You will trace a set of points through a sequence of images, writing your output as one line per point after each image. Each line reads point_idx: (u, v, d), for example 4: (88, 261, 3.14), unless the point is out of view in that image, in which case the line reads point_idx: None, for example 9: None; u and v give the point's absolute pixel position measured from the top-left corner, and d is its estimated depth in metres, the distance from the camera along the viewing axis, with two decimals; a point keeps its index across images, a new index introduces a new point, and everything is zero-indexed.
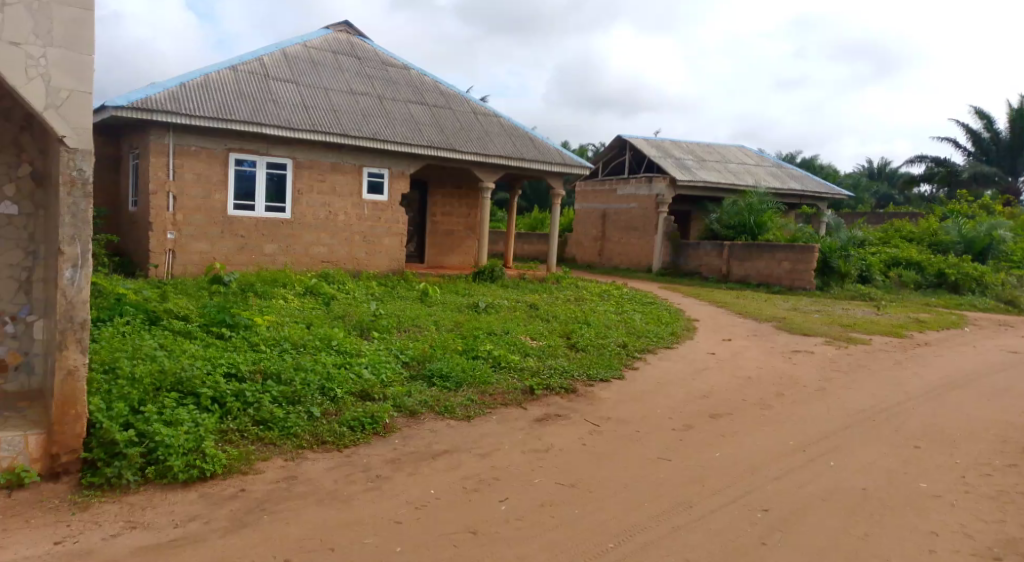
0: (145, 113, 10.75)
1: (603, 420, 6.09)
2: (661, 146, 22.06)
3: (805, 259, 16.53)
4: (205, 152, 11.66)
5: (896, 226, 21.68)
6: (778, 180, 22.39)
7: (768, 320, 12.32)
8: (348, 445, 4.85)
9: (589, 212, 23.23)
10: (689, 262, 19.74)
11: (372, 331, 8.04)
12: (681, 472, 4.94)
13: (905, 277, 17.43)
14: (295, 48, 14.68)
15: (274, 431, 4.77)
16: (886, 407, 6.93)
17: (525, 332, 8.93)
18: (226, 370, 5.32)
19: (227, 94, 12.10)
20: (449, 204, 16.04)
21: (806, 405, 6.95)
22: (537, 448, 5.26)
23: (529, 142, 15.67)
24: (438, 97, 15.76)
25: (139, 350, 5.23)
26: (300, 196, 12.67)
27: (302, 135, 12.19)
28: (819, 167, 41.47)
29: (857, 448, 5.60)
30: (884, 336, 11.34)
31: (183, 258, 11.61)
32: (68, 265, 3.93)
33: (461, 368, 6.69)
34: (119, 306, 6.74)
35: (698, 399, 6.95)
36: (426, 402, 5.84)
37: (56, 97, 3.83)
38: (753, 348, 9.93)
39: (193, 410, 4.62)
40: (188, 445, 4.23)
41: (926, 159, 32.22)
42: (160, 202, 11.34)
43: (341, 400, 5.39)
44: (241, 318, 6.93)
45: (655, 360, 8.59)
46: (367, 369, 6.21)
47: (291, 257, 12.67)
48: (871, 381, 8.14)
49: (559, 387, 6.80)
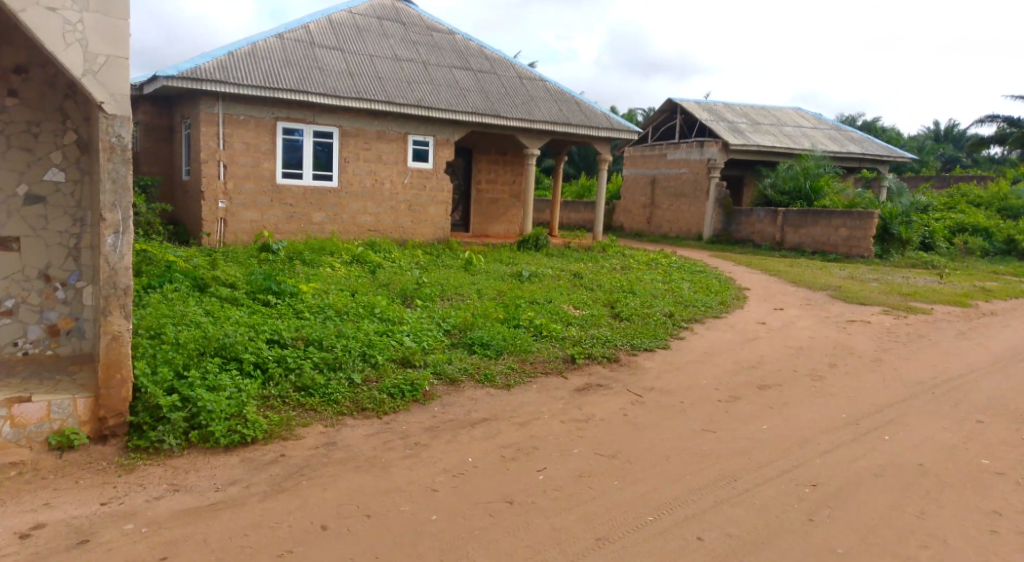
0: (194, 83, 10.89)
1: (646, 390, 5.95)
2: (713, 109, 21.35)
3: (863, 226, 15.86)
4: (253, 121, 11.77)
5: (963, 191, 20.61)
6: (836, 143, 21.44)
7: (822, 289, 11.86)
8: (388, 412, 4.85)
9: (638, 178, 22.72)
10: (741, 229, 19.15)
11: (415, 299, 8.06)
12: (726, 445, 4.79)
13: (972, 244, 16.64)
14: (341, 15, 14.62)
15: (315, 397, 4.80)
16: (947, 379, 6.60)
17: (568, 301, 8.81)
18: (270, 336, 5.38)
19: (273, 62, 12.16)
20: (494, 171, 15.88)
21: (860, 377, 6.68)
22: (578, 418, 5.18)
23: (575, 106, 15.33)
24: (483, 62, 15.53)
25: (185, 315, 5.30)
26: (346, 164, 12.72)
27: (347, 102, 12.17)
28: (881, 129, 39.59)
29: (914, 421, 5.34)
30: (947, 306, 10.81)
31: (234, 227, 11.84)
32: (110, 231, 3.98)
33: (501, 336, 6.63)
34: (168, 273, 6.87)
35: (747, 370, 6.75)
36: (466, 370, 5.81)
37: (93, 62, 3.84)
38: (806, 317, 9.61)
39: (237, 375, 4.68)
40: (230, 410, 4.29)
41: (999, 119, 30.36)
42: (211, 171, 11.53)
43: (382, 367, 5.40)
44: (286, 285, 7.03)
45: (702, 329, 8.37)
46: (408, 336, 6.21)
47: (338, 226, 12.78)
48: (932, 352, 7.75)
49: (600, 356, 6.69)
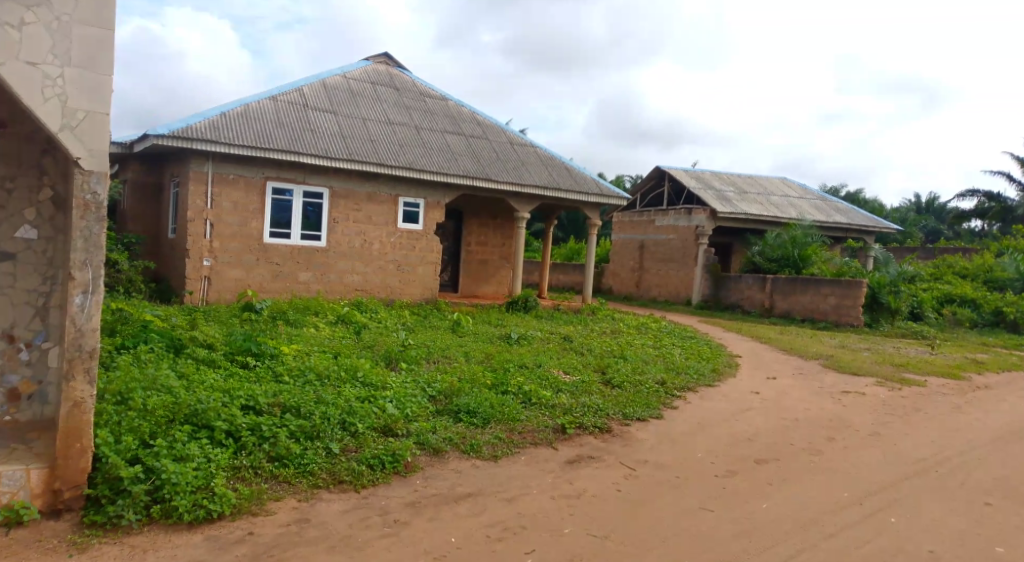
0: (186, 142, 10.87)
1: (640, 464, 5.70)
2: (700, 177, 21.69)
3: (852, 294, 15.88)
4: (242, 180, 11.73)
5: (948, 262, 20.83)
6: (822, 213, 21.73)
7: (815, 358, 11.72)
8: (366, 485, 4.56)
9: (627, 243, 22.82)
10: (729, 295, 19.13)
11: (400, 362, 7.81)
12: (724, 525, 4.53)
13: (961, 315, 16.67)
14: (335, 79, 14.86)
15: (289, 468, 4.51)
16: (949, 456, 6.39)
17: (558, 366, 8.58)
18: (246, 401, 5.11)
19: (266, 123, 12.23)
20: (484, 233, 15.87)
21: (860, 452, 6.46)
22: (569, 493, 4.91)
23: (565, 172, 15.46)
24: (475, 127, 15.73)
25: (156, 378, 5.03)
26: (335, 224, 12.64)
27: (339, 163, 12.19)
28: (864, 201, 40.34)
29: (920, 502, 5.10)
30: (941, 378, 10.67)
31: (219, 285, 11.62)
32: (79, 290, 3.79)
33: (489, 404, 6.37)
34: (144, 333, 6.62)
35: (742, 443, 6.51)
36: (451, 439, 5.54)
37: (72, 117, 3.74)
38: (799, 387, 9.42)
39: (207, 444, 4.40)
40: (197, 483, 4.00)
41: (979, 194, 31.03)
42: (197, 229, 11.39)
43: (362, 436, 5.11)
44: (267, 347, 6.80)
45: (695, 398, 8.14)
46: (391, 403, 5.94)
47: (325, 285, 12.60)
48: (931, 427, 7.55)
49: (592, 426, 6.44)
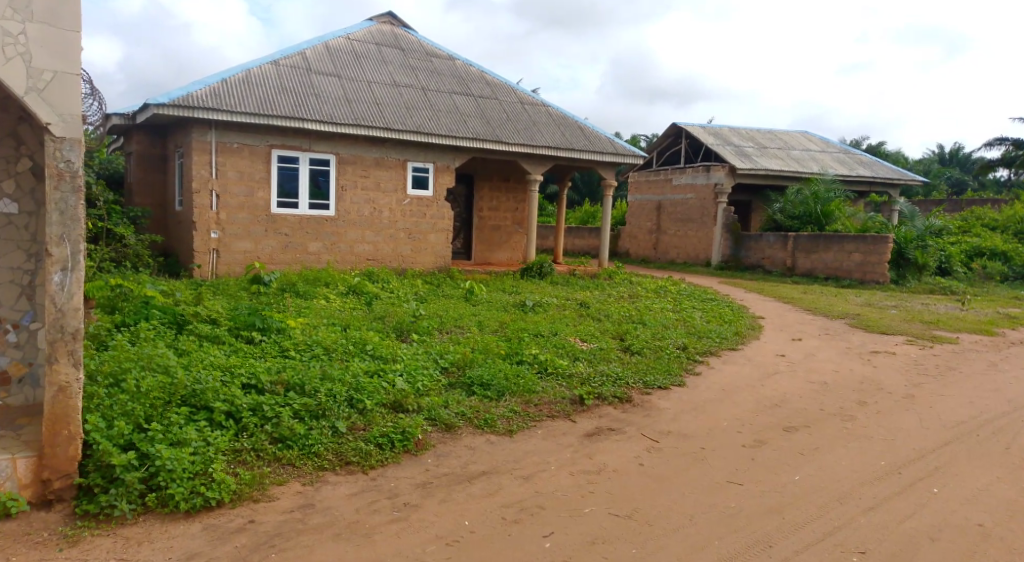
0: (187, 110, 10.56)
1: (663, 435, 5.43)
2: (718, 134, 21.03)
3: (878, 251, 15.38)
4: (247, 149, 11.42)
5: (977, 215, 20.15)
6: (845, 167, 21.05)
7: (840, 317, 11.34)
8: (374, 466, 4.32)
9: (643, 204, 22.30)
10: (750, 255, 18.62)
11: (412, 333, 7.56)
12: (756, 500, 4.25)
13: (991, 268, 16.13)
14: (338, 41, 14.39)
15: (294, 450, 4.28)
16: (990, 419, 6.04)
17: (575, 333, 8.30)
18: (246, 379, 4.87)
19: (269, 88, 11.86)
20: (496, 198, 15.49)
21: (894, 416, 6.14)
22: (588, 469, 4.66)
23: (578, 131, 14.97)
24: (485, 88, 15.22)
25: (153, 356, 4.80)
26: (343, 193, 12.33)
27: (345, 129, 11.82)
28: (886, 154, 39.21)
29: (964, 471, 4.78)
30: (973, 334, 10.25)
31: (227, 257, 11.41)
32: (57, 267, 3.52)
33: (503, 376, 6.10)
34: (145, 310, 6.41)
35: (770, 410, 6.21)
36: (464, 414, 5.29)
37: (38, 79, 3.43)
38: (826, 348, 9.07)
39: (205, 427, 4.18)
40: (194, 468, 3.78)
41: (1006, 142, 29.93)
42: (203, 201, 11.14)
43: (371, 413, 4.86)
44: (273, 321, 6.61)
45: (718, 364, 7.81)
46: (401, 377, 5.68)
47: (335, 255, 12.34)
48: (967, 387, 7.19)
49: (611, 396, 6.17)
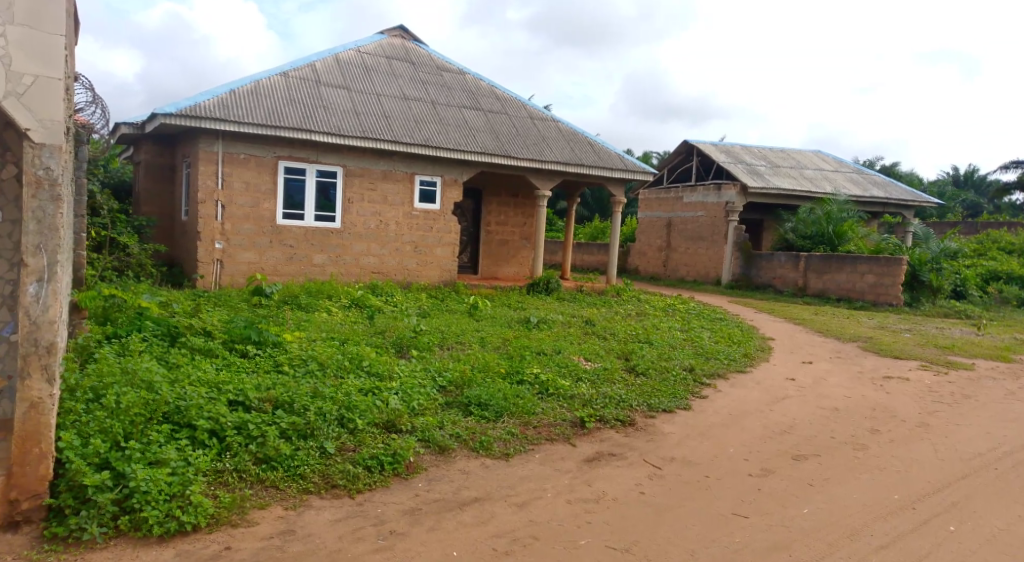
0: (194, 121, 10.52)
1: (666, 461, 5.21)
2: (730, 152, 20.86)
3: (891, 273, 15.10)
4: (253, 160, 11.36)
5: (993, 238, 19.82)
6: (859, 187, 20.80)
7: (852, 340, 11.08)
8: (362, 490, 4.14)
9: (653, 221, 22.10)
10: (761, 274, 18.36)
11: (411, 349, 7.38)
12: (762, 534, 4.03)
13: (1007, 293, 15.80)
14: (349, 53, 14.37)
15: (278, 471, 4.12)
16: (1009, 451, 5.78)
17: (579, 352, 8.09)
18: (234, 396, 4.72)
19: (277, 100, 11.81)
20: (504, 213, 15.35)
21: (908, 445, 5.89)
22: (586, 497, 4.45)
23: (588, 147, 14.84)
24: (494, 102, 15.15)
25: (138, 371, 4.66)
26: (349, 205, 12.23)
27: (352, 141, 11.75)
28: (901, 175, 38.85)
29: (982, 507, 4.53)
30: (990, 361, 9.96)
31: (231, 268, 11.32)
32: (33, 279, 3.41)
33: (502, 396, 5.91)
34: (138, 321, 6.28)
35: (779, 437, 5.97)
36: (459, 436, 5.10)
37: (18, 83, 3.32)
38: (838, 372, 8.82)
39: (186, 446, 4.03)
40: (171, 490, 3.62)
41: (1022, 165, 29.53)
42: (208, 211, 11.07)
43: (361, 434, 4.70)
44: (269, 334, 6.47)
45: (726, 387, 7.58)
46: (396, 395, 5.51)
47: (340, 268, 12.23)
48: (984, 416, 6.92)
49: (613, 419, 5.97)
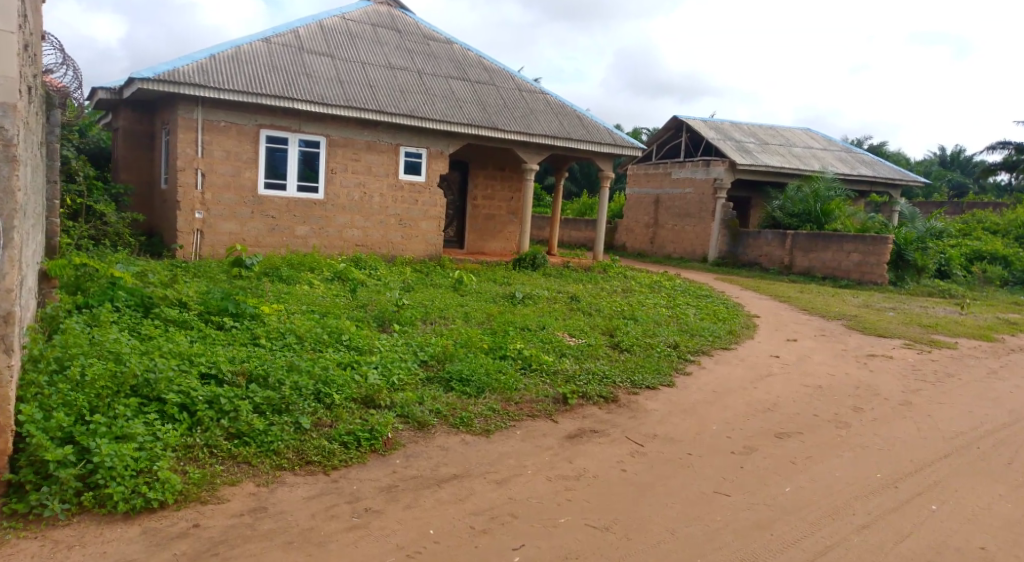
0: (173, 87, 10.22)
1: (648, 438, 5.16)
2: (720, 128, 20.70)
3: (877, 251, 15.11)
4: (234, 128, 11.07)
5: (978, 218, 19.89)
6: (847, 165, 20.76)
7: (837, 318, 11.09)
8: (337, 467, 4.05)
9: (641, 197, 21.97)
10: (747, 252, 18.34)
11: (393, 324, 7.25)
12: (743, 513, 3.99)
13: (991, 272, 15.88)
14: (334, 20, 13.99)
15: (251, 447, 4.01)
16: (990, 430, 5.78)
17: (564, 328, 8.01)
18: (206, 368, 4.60)
19: (259, 66, 11.49)
20: (491, 187, 15.16)
21: (890, 424, 5.87)
22: (567, 474, 4.38)
23: (577, 120, 14.63)
24: (482, 73, 14.86)
25: (106, 342, 4.51)
26: (333, 176, 11.99)
27: (336, 110, 11.48)
28: (888, 154, 38.86)
29: (963, 487, 4.51)
30: (972, 340, 10.00)
31: (212, 238, 11.10)
32: None
33: (484, 371, 5.82)
34: (110, 291, 6.10)
35: (762, 414, 5.93)
36: (439, 412, 5.01)
37: None
38: (822, 350, 8.80)
39: (155, 420, 3.91)
40: (138, 465, 3.51)
41: (1008, 147, 29.60)
42: (188, 180, 10.81)
43: (338, 409, 4.59)
44: (247, 306, 6.32)
45: (710, 364, 7.53)
46: (375, 370, 5.40)
47: (323, 240, 12.03)
48: (966, 395, 6.93)
49: (596, 396, 5.90)
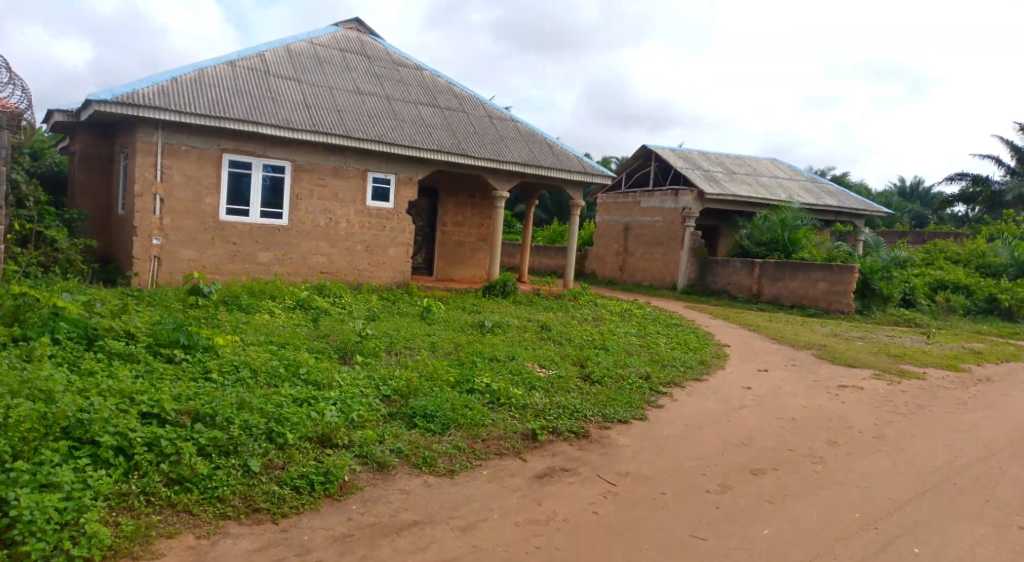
0: (131, 109, 9.89)
1: (621, 477, 4.94)
2: (688, 157, 20.91)
3: (843, 280, 15.24)
4: (195, 152, 10.75)
5: (940, 247, 20.28)
6: (812, 195, 21.07)
7: (807, 347, 11.06)
8: (287, 515, 3.75)
9: (611, 225, 22.01)
10: (716, 280, 18.40)
11: (356, 355, 6.95)
12: (721, 560, 3.78)
13: (954, 302, 16.12)
14: (301, 45, 13.81)
15: (193, 494, 3.69)
16: (965, 465, 5.68)
17: (533, 359, 7.79)
18: (148, 407, 4.27)
19: (222, 90, 11.22)
20: (461, 213, 15.00)
21: (866, 458, 5.75)
22: (535, 518, 4.13)
23: (547, 148, 14.58)
24: (452, 99, 14.77)
25: (38, 379, 4.17)
26: (298, 201, 11.70)
27: (302, 135, 11.24)
28: (851, 185, 39.75)
29: (944, 527, 4.37)
30: (940, 370, 10.02)
31: (170, 265, 10.70)
32: None
33: (449, 407, 5.56)
34: (51, 322, 5.72)
35: (737, 449, 5.77)
36: (400, 451, 4.73)
37: None
38: (793, 381, 8.72)
39: (86, 466, 3.58)
40: (63, 518, 3.18)
41: (965, 179, 30.45)
42: (146, 205, 10.44)
43: (291, 449, 4.30)
44: (200, 337, 5.98)
45: (682, 396, 7.37)
46: (334, 406, 5.11)
47: (286, 267, 11.69)
48: (939, 427, 6.85)
49: (567, 431, 5.68)
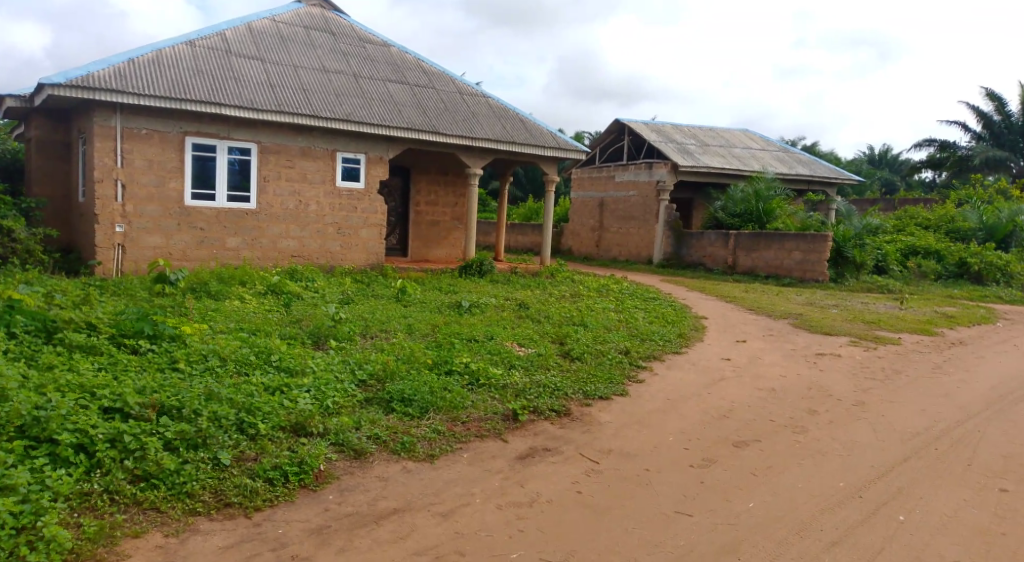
0: (86, 91, 9.47)
1: (604, 454, 4.86)
2: (661, 130, 20.82)
3: (817, 249, 15.33)
4: (156, 135, 10.37)
5: (911, 214, 20.50)
6: (784, 165, 21.13)
7: (783, 316, 11.10)
8: (261, 508, 3.61)
9: (586, 201, 21.90)
10: (692, 253, 18.43)
11: (330, 339, 6.79)
12: (708, 535, 3.72)
13: (925, 267, 16.32)
14: (262, 22, 13.36)
15: (160, 490, 3.53)
16: (944, 429, 5.70)
17: (512, 338, 7.68)
18: (109, 401, 4.07)
19: (182, 70, 10.81)
20: (434, 192, 14.77)
21: (847, 426, 5.74)
22: (519, 500, 4.04)
23: (519, 124, 14.36)
24: (421, 76, 14.45)
25: None
26: (265, 184, 11.38)
27: (267, 115, 10.89)
28: (821, 154, 40.03)
29: (928, 492, 4.37)
30: (914, 335, 10.12)
31: (135, 253, 10.37)
32: None
33: (428, 389, 5.43)
34: (6, 314, 5.46)
35: (719, 422, 5.73)
36: (378, 438, 4.60)
37: None
38: (771, 351, 8.73)
39: (44, 466, 3.41)
40: (20, 522, 3.00)
41: (933, 145, 30.80)
42: (106, 191, 10.07)
43: (263, 440, 4.15)
44: (165, 326, 5.76)
45: (663, 370, 7.33)
46: (308, 393, 4.97)
47: (257, 251, 11.40)
48: (917, 392, 6.89)
49: (548, 410, 5.59)
